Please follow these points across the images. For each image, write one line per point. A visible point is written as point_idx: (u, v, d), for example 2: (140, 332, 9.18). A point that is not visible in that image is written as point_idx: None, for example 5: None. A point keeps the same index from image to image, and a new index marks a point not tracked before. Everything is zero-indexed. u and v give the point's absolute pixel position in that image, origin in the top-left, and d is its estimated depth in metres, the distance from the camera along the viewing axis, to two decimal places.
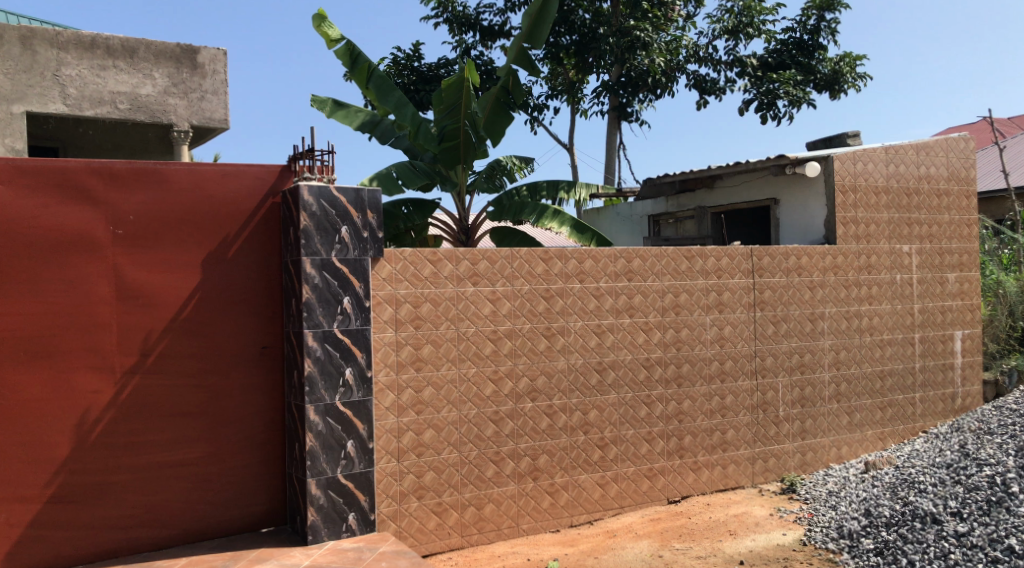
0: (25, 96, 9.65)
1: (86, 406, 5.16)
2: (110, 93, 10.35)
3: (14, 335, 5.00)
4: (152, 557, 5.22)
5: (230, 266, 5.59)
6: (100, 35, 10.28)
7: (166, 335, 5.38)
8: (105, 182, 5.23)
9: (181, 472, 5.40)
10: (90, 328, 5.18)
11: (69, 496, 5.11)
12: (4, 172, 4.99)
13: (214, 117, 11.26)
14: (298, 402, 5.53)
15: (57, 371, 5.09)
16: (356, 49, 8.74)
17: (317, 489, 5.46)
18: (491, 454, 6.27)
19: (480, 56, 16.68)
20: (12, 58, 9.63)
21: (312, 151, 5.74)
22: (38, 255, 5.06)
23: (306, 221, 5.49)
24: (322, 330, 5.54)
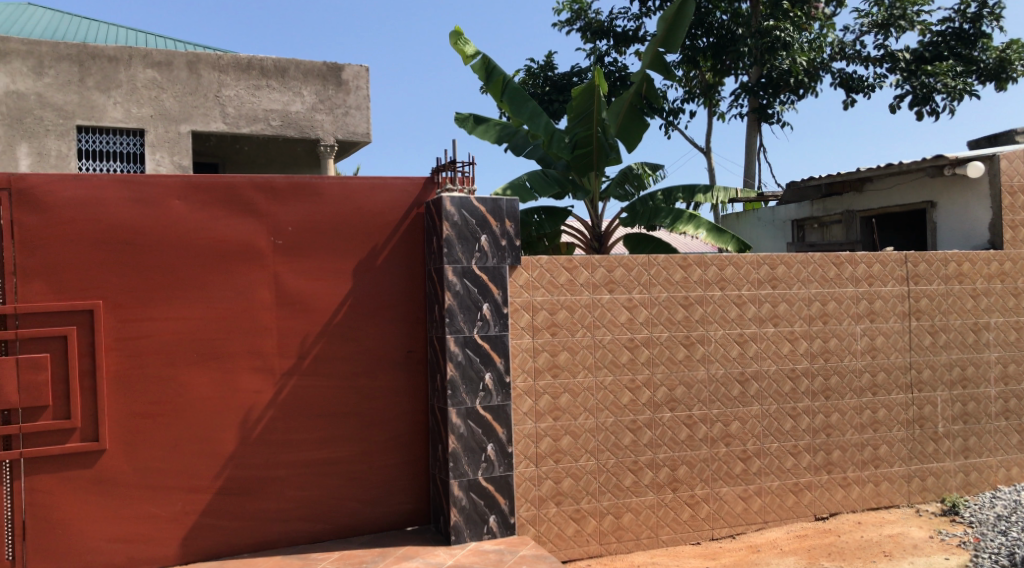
0: (191, 116, 10.59)
1: (250, 404, 5.52)
2: (264, 111, 11.13)
3: (188, 338, 5.40)
4: (308, 549, 5.52)
5: (378, 274, 5.85)
6: (255, 57, 11.01)
7: (320, 339, 5.69)
8: (267, 196, 5.59)
9: (333, 469, 5.69)
10: (253, 332, 5.54)
11: (235, 488, 5.47)
12: (180, 188, 5.40)
13: (357, 131, 11.89)
14: (441, 405, 5.72)
15: (224, 371, 5.47)
16: (492, 62, 8.94)
17: (459, 490, 5.62)
18: (630, 463, 6.24)
19: (614, 63, 16.63)
20: (181, 82, 10.56)
21: (453, 162, 5.92)
22: (208, 264, 5.45)
23: (448, 230, 5.67)
24: (463, 335, 5.70)
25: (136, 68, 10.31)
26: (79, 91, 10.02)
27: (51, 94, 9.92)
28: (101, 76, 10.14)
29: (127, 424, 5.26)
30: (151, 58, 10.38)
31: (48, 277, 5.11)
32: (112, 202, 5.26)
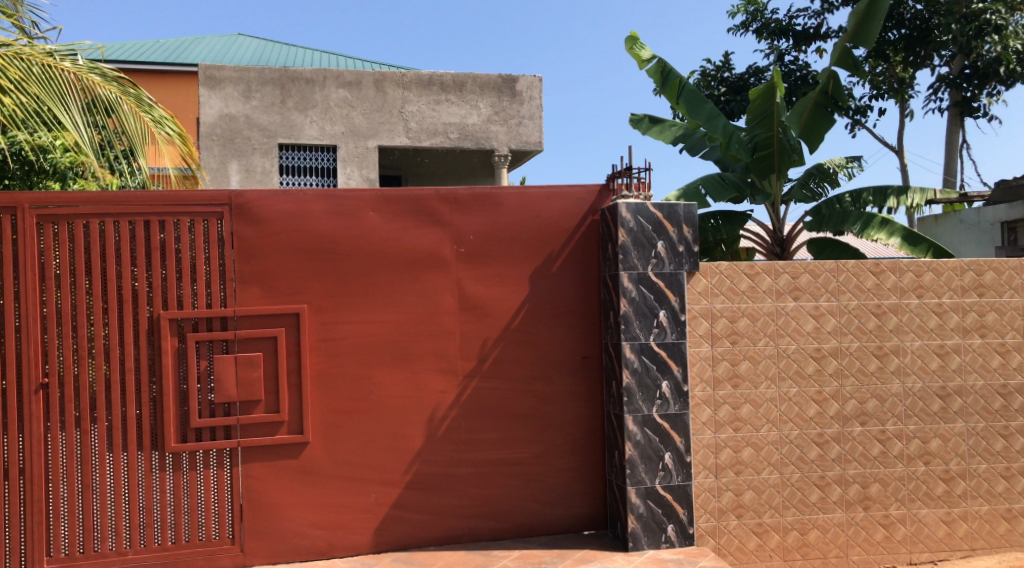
0: (377, 132, 11.51)
1: (435, 404, 5.77)
2: (443, 124, 11.79)
3: (381, 340, 5.70)
4: (490, 546, 5.71)
5: (555, 280, 5.97)
6: (436, 73, 11.71)
7: (500, 343, 5.88)
8: (451, 206, 5.83)
9: (513, 470, 5.86)
10: (438, 335, 5.79)
11: (422, 484, 5.73)
12: (373, 200, 5.71)
13: (530, 141, 12.19)
14: (617, 411, 5.73)
15: (412, 372, 5.74)
16: (667, 66, 8.84)
17: (637, 498, 5.62)
18: (817, 478, 5.97)
19: (795, 62, 15.93)
20: (369, 100, 11.51)
21: (630, 169, 5.91)
22: (398, 270, 5.74)
23: (623, 237, 5.69)
24: (639, 342, 5.69)
25: (330, 88, 11.36)
26: (281, 112, 11.22)
27: (258, 115, 11.13)
28: (300, 97, 11.28)
29: (327, 419, 5.58)
30: (343, 79, 11.40)
31: (260, 282, 5.49)
32: (314, 214, 5.62)
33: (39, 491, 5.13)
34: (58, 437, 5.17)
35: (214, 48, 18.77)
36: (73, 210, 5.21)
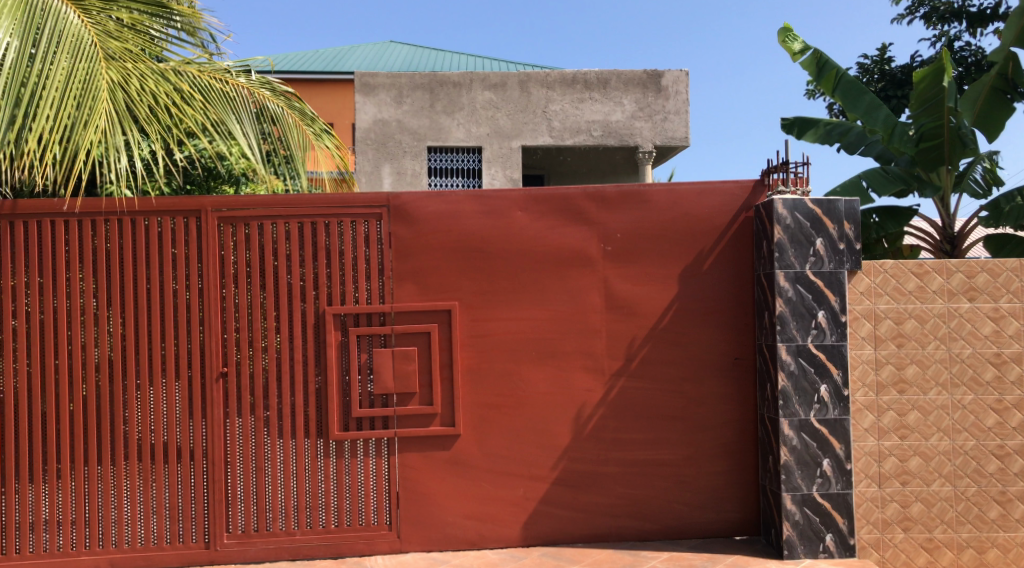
0: (521, 132, 11.69)
1: (582, 402, 5.78)
2: (587, 122, 11.80)
3: (529, 337, 5.77)
4: (638, 547, 5.69)
5: (705, 279, 5.85)
6: (580, 72, 11.75)
7: (648, 342, 5.82)
8: (598, 204, 5.81)
9: (661, 471, 5.80)
10: (586, 333, 5.80)
11: (570, 481, 5.76)
12: (522, 200, 5.78)
13: (676, 136, 11.96)
14: (772, 415, 5.55)
15: (560, 369, 5.78)
16: (823, 57, 8.46)
17: (793, 505, 5.42)
18: (996, 493, 5.55)
19: (968, 46, 14.78)
20: (513, 100, 11.69)
21: (786, 163, 5.70)
22: (546, 269, 5.79)
23: (779, 234, 5.49)
24: (796, 344, 5.48)
25: (476, 91, 11.65)
26: (430, 115, 11.60)
27: (408, 119, 11.58)
28: (448, 101, 11.63)
29: (477, 413, 5.72)
30: (489, 81, 11.64)
31: (416, 280, 5.71)
32: (466, 214, 5.77)
33: (220, 472, 5.49)
34: (236, 422, 5.54)
35: (367, 56, 19.68)
36: (249, 212, 5.58)
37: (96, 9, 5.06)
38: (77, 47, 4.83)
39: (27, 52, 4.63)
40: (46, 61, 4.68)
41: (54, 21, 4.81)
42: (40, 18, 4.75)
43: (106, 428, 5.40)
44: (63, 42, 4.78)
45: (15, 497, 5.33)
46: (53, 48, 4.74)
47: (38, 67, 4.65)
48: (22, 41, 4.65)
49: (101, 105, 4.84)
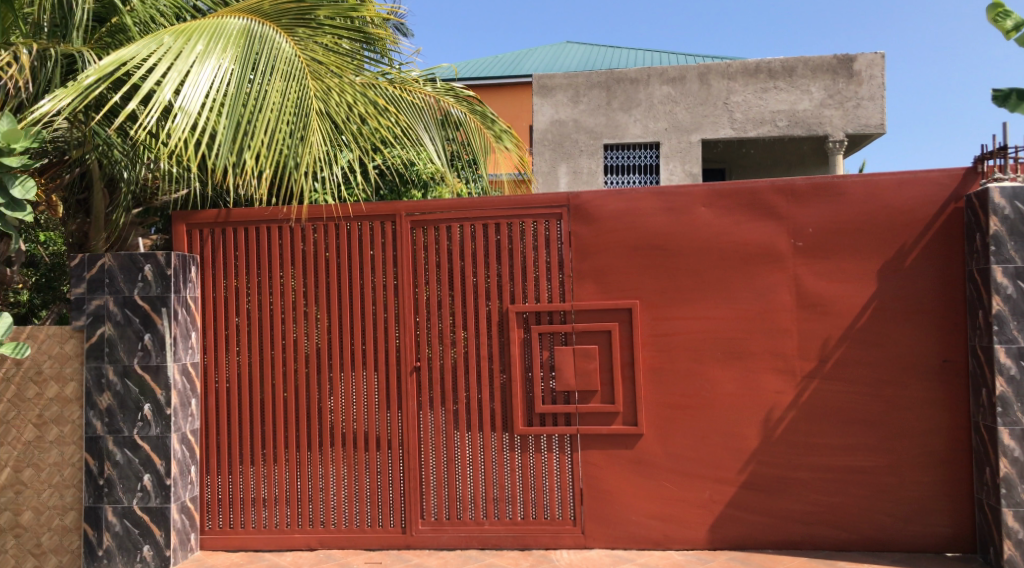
0: (701, 125, 11.40)
1: (772, 404, 5.57)
2: (771, 112, 11.33)
3: (714, 336, 5.63)
4: (835, 557, 5.41)
5: (908, 276, 5.45)
6: (763, 60, 11.28)
7: (844, 342, 5.51)
8: (788, 199, 5.57)
9: (860, 479, 5.48)
10: (775, 333, 5.58)
11: (759, 485, 5.57)
12: (706, 196, 5.66)
13: (871, 123, 11.20)
14: (989, 423, 5.09)
15: (748, 370, 5.60)
16: None
17: (1015, 522, 4.96)
18: None
19: None
20: (693, 94, 11.43)
21: (1003, 148, 5.19)
22: (732, 266, 5.63)
23: (996, 227, 5.03)
24: (1017, 346, 5.00)
25: (654, 86, 11.51)
26: (606, 113, 11.62)
27: (585, 118, 11.67)
28: (625, 97, 11.57)
29: (661, 413, 5.65)
30: (667, 75, 11.46)
31: (596, 279, 5.74)
32: (648, 212, 5.72)
33: (415, 461, 5.79)
34: (428, 414, 5.82)
35: (545, 58, 20.02)
36: (438, 215, 5.86)
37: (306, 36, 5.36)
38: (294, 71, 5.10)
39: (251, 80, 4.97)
40: (271, 87, 4.98)
41: (274, 48, 5.09)
42: (261, 47, 5.07)
43: (315, 416, 5.86)
44: (279, 64, 5.05)
45: (239, 477, 5.89)
46: (275, 74, 5.03)
47: (262, 93, 4.98)
48: (246, 68, 4.99)
49: (308, 121, 5.10)
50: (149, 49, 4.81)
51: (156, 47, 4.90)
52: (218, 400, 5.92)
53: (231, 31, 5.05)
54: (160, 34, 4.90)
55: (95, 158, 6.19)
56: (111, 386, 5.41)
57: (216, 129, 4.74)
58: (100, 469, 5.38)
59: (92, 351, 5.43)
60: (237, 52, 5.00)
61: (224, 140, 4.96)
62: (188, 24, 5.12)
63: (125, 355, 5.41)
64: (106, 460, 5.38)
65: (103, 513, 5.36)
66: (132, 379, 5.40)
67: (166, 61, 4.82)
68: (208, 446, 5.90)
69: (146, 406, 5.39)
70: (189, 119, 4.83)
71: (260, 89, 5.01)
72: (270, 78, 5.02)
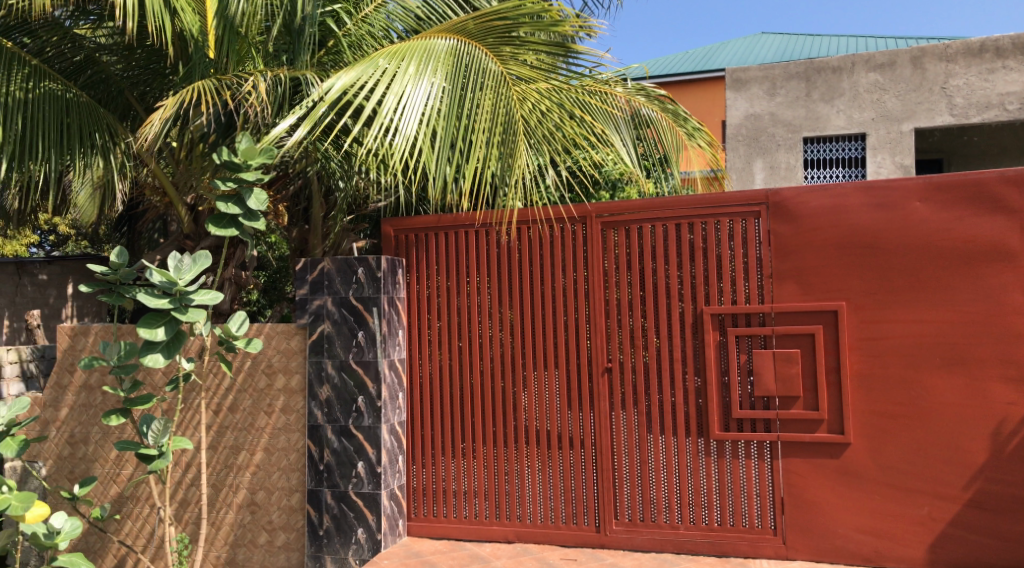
0: (914, 113, 10.53)
1: (1003, 416, 5.05)
2: (999, 95, 10.19)
3: (933, 340, 5.20)
4: None
5: None
6: (990, 38, 10.18)
7: None
8: (1021, 190, 5.03)
9: None
10: (1007, 338, 5.06)
11: (987, 504, 5.07)
12: (921, 189, 5.23)
13: None
14: None
15: (972, 378, 5.11)
16: None
17: None
18: None
19: None
20: (904, 80, 10.57)
21: None
22: (954, 265, 5.17)
23: None
24: None
25: (860, 74, 10.77)
26: (806, 105, 11.06)
27: (783, 111, 11.18)
28: (827, 87, 10.94)
29: (870, 422, 5.30)
30: (875, 61, 10.69)
31: (798, 279, 5.47)
32: (855, 208, 5.38)
33: (608, 461, 5.82)
34: (620, 415, 5.83)
35: (739, 51, 19.37)
36: (630, 216, 5.84)
37: (509, 55, 5.41)
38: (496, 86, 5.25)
39: (457, 97, 5.22)
40: (476, 102, 5.18)
41: (477, 64, 5.29)
42: (466, 65, 5.30)
43: (509, 413, 6.05)
44: (487, 82, 5.24)
45: (441, 468, 6.20)
46: (479, 89, 5.23)
47: (467, 107, 5.20)
48: (453, 86, 5.24)
49: (516, 142, 5.21)
50: (367, 74, 5.20)
51: (372, 70, 5.28)
52: (422, 394, 6.28)
53: (439, 52, 5.33)
54: (375, 58, 5.28)
55: (315, 170, 6.77)
56: (330, 379, 5.89)
57: (425, 144, 5.02)
58: (321, 455, 5.88)
59: (314, 347, 5.95)
60: (444, 70, 5.26)
61: (439, 154, 5.22)
62: (399, 45, 5.47)
63: (342, 350, 5.88)
64: (326, 447, 5.87)
65: (323, 496, 5.85)
66: (348, 373, 5.85)
67: (381, 83, 5.18)
68: (414, 438, 6.26)
69: (359, 399, 5.82)
70: (399, 134, 5.16)
71: (466, 104, 5.24)
72: (475, 94, 5.22)
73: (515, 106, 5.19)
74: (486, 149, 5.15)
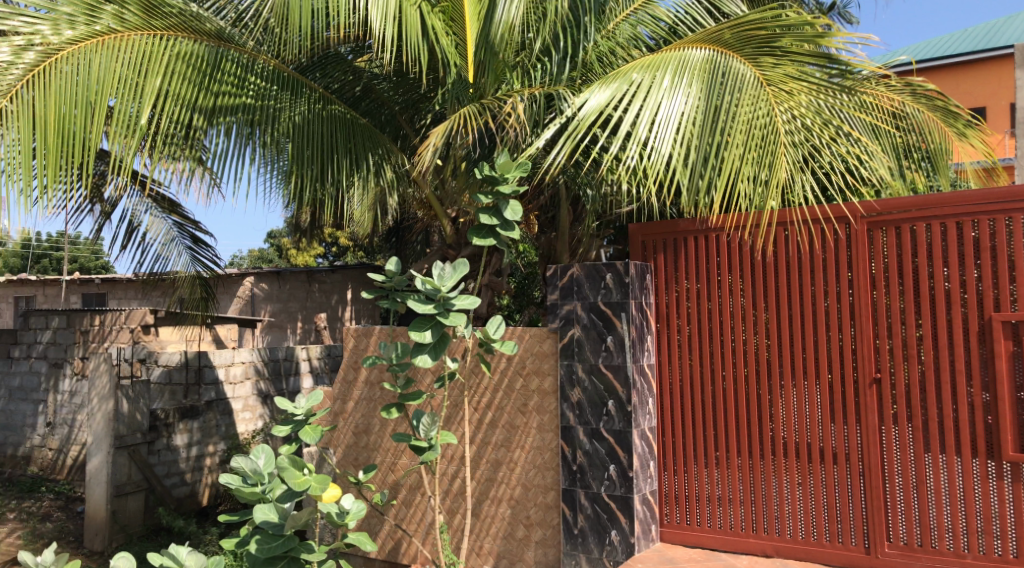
0: None
1: None
2: None
3: None
4: None
5: None
6: None
7: None
8: None
9: None
10: None
11: None
12: None
13: None
14: None
15: None
16: None
17: None
18: None
19: None
20: None
21: None
22: None
23: None
24: None
25: None
26: None
27: None
28: None
29: None
30: None
31: None
32: None
33: (878, 479, 5.40)
34: (891, 431, 5.38)
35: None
36: (901, 215, 5.39)
37: (769, 64, 5.15)
38: (754, 88, 5.07)
39: (713, 102, 5.12)
40: (731, 106, 5.06)
41: (733, 67, 5.16)
42: (722, 70, 5.20)
43: (765, 423, 5.82)
44: (744, 93, 5.04)
45: (693, 477, 6.11)
46: (736, 92, 5.10)
47: (722, 112, 5.09)
48: (708, 92, 5.17)
49: (774, 151, 5.02)
50: (622, 90, 5.33)
51: (627, 86, 5.37)
52: (672, 400, 6.23)
53: (695, 61, 5.30)
54: (629, 73, 5.39)
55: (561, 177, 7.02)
56: (581, 382, 6.04)
57: (679, 155, 5.02)
58: (574, 456, 6.04)
59: (565, 351, 6.14)
60: (699, 79, 5.22)
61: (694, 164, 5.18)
62: (653, 58, 5.54)
63: (592, 354, 6.01)
64: (578, 449, 6.03)
65: (577, 496, 6.01)
66: (598, 376, 5.96)
67: (636, 98, 5.26)
68: (665, 445, 6.23)
69: (610, 403, 5.91)
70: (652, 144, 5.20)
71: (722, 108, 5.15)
72: (730, 97, 5.09)
73: (773, 109, 5.02)
74: (740, 153, 5.03)
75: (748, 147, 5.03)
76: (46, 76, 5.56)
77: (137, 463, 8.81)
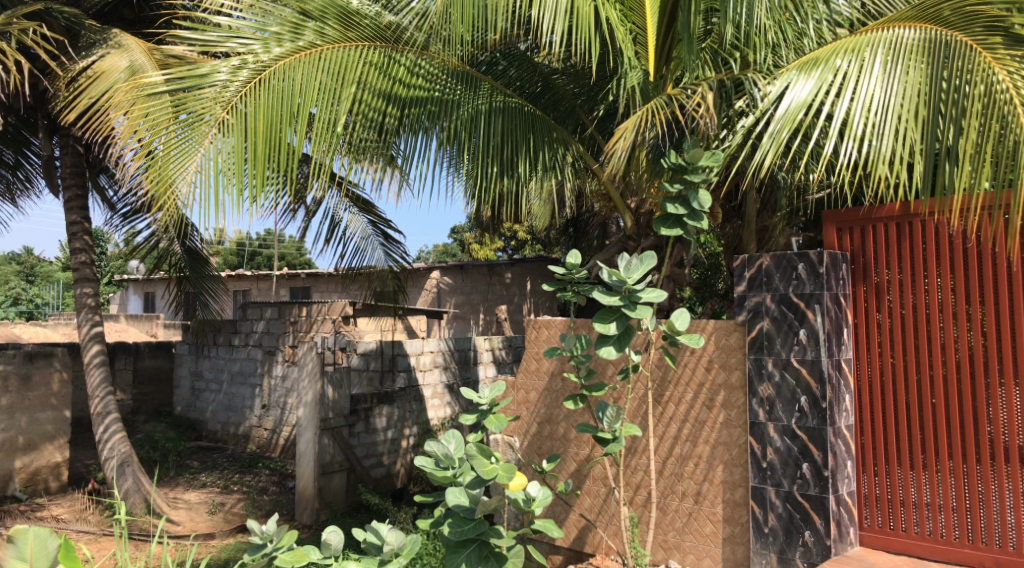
0: None
1: None
2: None
3: None
4: None
5: None
6: None
7: None
8: None
9: None
10: None
11: None
12: None
13: None
14: None
15: None
16: None
17: None
18: None
19: None
20: None
21: None
22: None
23: None
24: None
25: None
26: None
27: None
28: None
29: None
30: None
31: None
32: None
33: None
34: None
35: None
36: None
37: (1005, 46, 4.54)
38: (979, 63, 4.56)
39: (933, 80, 4.77)
40: (951, 85, 4.66)
41: (956, 45, 4.72)
42: (943, 48, 4.77)
43: (982, 425, 5.35)
44: (976, 68, 4.56)
45: (897, 480, 5.71)
46: (961, 67, 4.65)
47: (945, 90, 4.71)
48: (930, 71, 4.81)
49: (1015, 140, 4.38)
50: (828, 79, 5.16)
51: (832, 74, 5.18)
52: (872, 398, 5.83)
53: (909, 41, 4.98)
54: (833, 59, 5.20)
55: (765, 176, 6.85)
56: (771, 377, 5.82)
57: (903, 149, 4.77)
58: (764, 453, 5.83)
59: (754, 344, 5.93)
60: (916, 61, 4.90)
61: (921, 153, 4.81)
62: (859, 38, 5.29)
63: (783, 348, 5.77)
64: (769, 446, 5.81)
65: (768, 494, 5.79)
66: (790, 371, 5.72)
67: (845, 86, 5.08)
68: (864, 445, 5.85)
69: (803, 399, 5.66)
70: (869, 138, 4.99)
71: (944, 89, 4.72)
72: (954, 74, 4.67)
73: (1004, 77, 4.44)
74: (965, 134, 4.60)
75: (977, 127, 4.53)
76: (258, 89, 6.15)
77: (340, 444, 9.50)
